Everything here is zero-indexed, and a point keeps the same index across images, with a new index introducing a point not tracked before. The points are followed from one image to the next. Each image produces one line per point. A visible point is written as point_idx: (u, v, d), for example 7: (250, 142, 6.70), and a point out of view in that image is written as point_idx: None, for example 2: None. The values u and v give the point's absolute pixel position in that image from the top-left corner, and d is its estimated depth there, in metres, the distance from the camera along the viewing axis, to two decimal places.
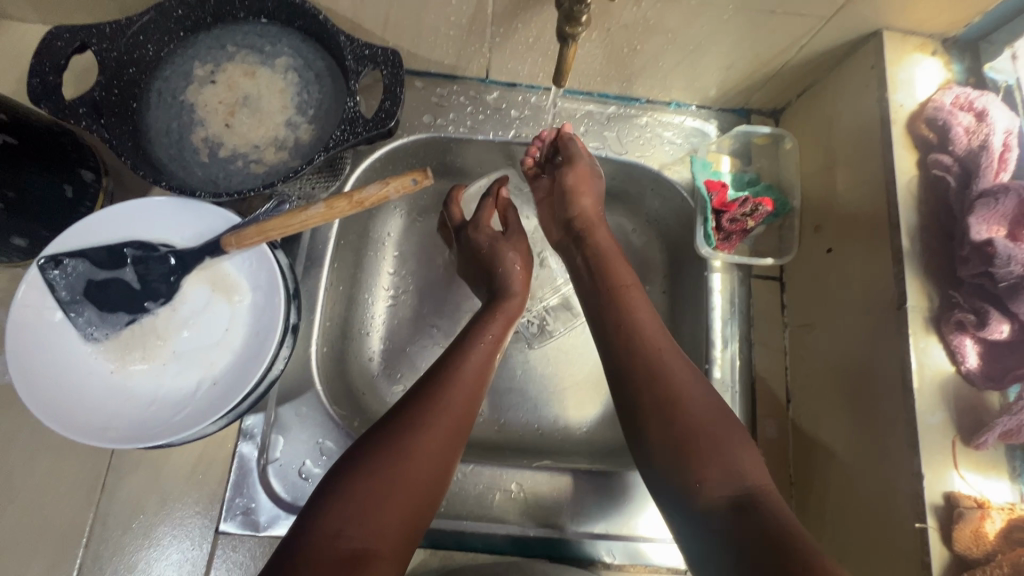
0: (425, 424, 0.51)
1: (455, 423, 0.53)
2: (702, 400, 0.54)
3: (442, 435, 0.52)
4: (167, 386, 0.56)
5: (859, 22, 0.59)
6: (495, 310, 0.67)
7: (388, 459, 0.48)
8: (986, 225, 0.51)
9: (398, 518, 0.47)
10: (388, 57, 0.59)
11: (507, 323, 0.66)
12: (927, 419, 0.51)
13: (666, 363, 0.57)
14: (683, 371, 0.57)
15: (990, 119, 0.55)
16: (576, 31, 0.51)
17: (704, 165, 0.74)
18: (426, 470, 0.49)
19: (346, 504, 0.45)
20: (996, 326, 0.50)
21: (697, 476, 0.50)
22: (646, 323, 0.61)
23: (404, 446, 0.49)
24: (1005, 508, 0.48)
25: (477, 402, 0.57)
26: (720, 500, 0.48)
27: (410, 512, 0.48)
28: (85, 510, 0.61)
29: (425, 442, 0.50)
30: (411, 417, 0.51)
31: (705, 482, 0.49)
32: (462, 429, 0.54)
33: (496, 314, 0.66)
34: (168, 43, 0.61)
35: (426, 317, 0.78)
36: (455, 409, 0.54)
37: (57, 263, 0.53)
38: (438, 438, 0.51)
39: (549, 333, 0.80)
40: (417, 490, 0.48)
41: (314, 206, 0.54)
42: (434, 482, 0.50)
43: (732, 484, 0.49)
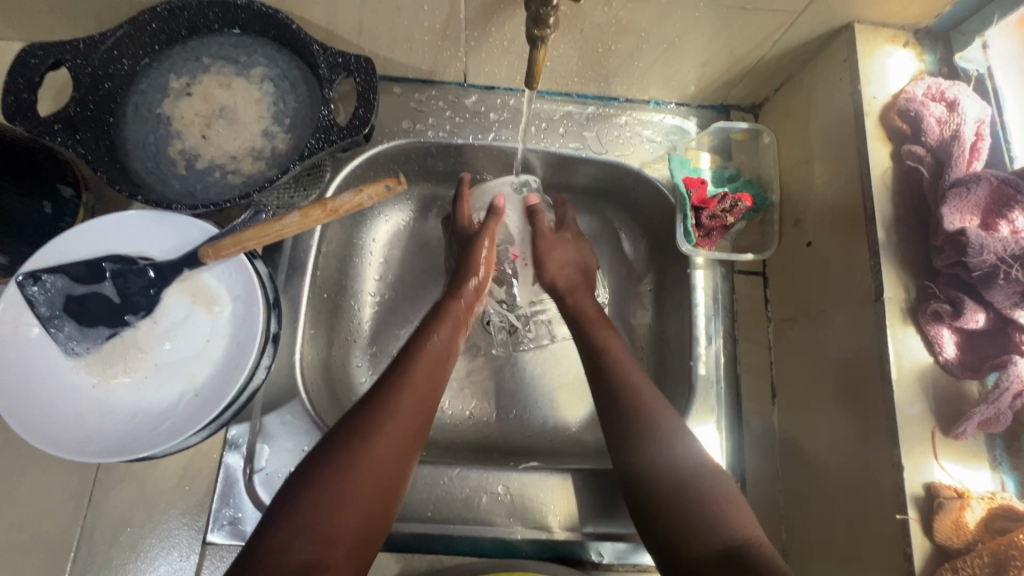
0: (372, 431, 0.51)
1: (405, 429, 0.53)
2: (692, 463, 0.54)
3: (391, 440, 0.52)
4: (149, 398, 0.57)
5: (829, 16, 0.59)
6: (442, 316, 0.66)
7: (336, 468, 0.49)
8: (959, 216, 0.52)
9: (351, 525, 0.47)
10: (361, 65, 0.60)
11: (456, 327, 0.66)
12: (906, 409, 0.51)
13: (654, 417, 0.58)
14: (678, 432, 0.56)
15: (961, 109, 0.55)
16: (545, 33, 0.51)
17: (682, 162, 0.74)
18: (376, 476, 0.50)
19: (296, 518, 0.46)
20: (971, 315, 0.50)
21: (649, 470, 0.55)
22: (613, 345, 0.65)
23: (352, 453, 0.50)
24: (985, 497, 0.48)
25: (430, 407, 0.57)
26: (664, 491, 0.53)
27: (363, 519, 0.48)
28: (73, 525, 0.61)
29: (372, 448, 0.50)
30: (359, 425, 0.52)
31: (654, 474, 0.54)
32: (413, 437, 0.54)
33: (445, 318, 0.66)
34: (143, 57, 0.61)
35: (411, 320, 0.78)
36: (403, 414, 0.54)
37: (36, 279, 0.53)
38: (386, 444, 0.51)
39: (538, 340, 0.79)
40: (367, 496, 0.49)
41: (288, 215, 0.55)
42: (386, 485, 0.50)
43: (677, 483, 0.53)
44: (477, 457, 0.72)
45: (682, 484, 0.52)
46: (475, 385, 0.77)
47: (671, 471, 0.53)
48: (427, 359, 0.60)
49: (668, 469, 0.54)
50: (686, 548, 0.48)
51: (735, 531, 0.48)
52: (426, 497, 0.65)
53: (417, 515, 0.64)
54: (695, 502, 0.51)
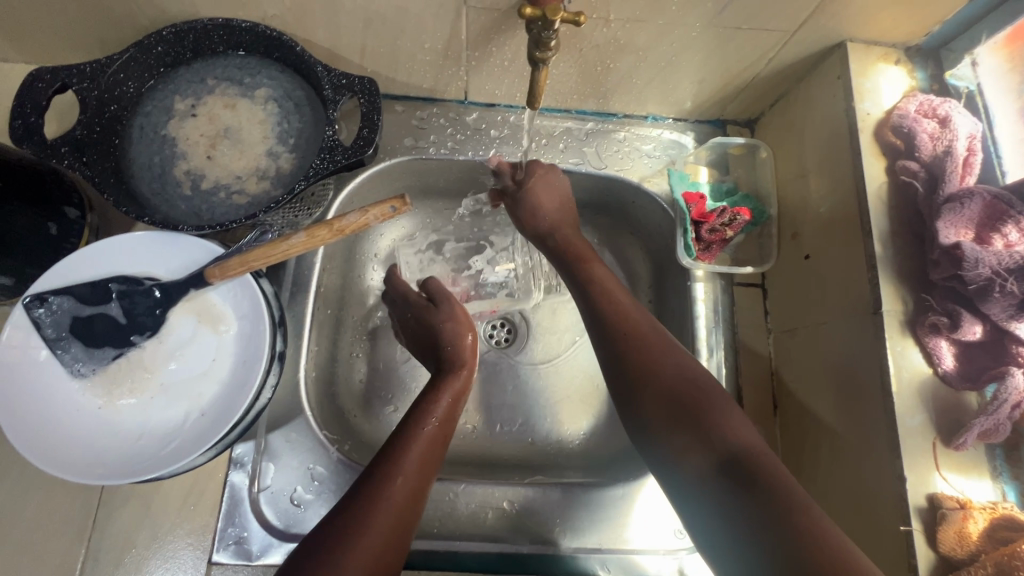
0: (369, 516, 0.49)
1: (397, 520, 0.50)
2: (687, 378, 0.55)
3: (383, 537, 0.48)
4: (155, 419, 0.57)
5: (823, 34, 0.60)
6: (437, 387, 0.64)
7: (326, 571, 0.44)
8: (954, 229, 0.53)
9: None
10: (366, 86, 0.61)
11: (456, 397, 0.64)
12: (908, 421, 0.52)
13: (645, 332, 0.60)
14: (669, 352, 0.58)
15: (954, 125, 0.57)
16: (547, 56, 0.53)
17: (682, 177, 0.76)
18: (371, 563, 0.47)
19: None
20: (968, 327, 0.51)
21: (682, 444, 0.52)
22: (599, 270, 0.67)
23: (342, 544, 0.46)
24: (987, 507, 0.49)
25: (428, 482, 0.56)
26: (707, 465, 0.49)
27: None
28: (76, 548, 0.61)
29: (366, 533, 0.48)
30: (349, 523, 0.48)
31: (689, 451, 0.51)
32: (403, 531, 0.51)
33: (441, 391, 0.63)
34: (148, 79, 0.62)
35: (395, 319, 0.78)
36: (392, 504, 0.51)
37: (42, 301, 0.54)
38: (380, 533, 0.48)
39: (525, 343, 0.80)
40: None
41: (295, 235, 0.55)
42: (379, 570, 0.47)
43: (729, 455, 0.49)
44: (481, 472, 0.72)
45: (695, 399, 0.53)
46: (484, 387, 0.77)
47: (676, 384, 0.55)
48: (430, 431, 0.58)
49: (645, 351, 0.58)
50: (688, 462, 0.51)
51: (733, 440, 0.50)
52: (432, 513, 0.65)
53: (422, 533, 0.64)
54: (699, 413, 0.52)
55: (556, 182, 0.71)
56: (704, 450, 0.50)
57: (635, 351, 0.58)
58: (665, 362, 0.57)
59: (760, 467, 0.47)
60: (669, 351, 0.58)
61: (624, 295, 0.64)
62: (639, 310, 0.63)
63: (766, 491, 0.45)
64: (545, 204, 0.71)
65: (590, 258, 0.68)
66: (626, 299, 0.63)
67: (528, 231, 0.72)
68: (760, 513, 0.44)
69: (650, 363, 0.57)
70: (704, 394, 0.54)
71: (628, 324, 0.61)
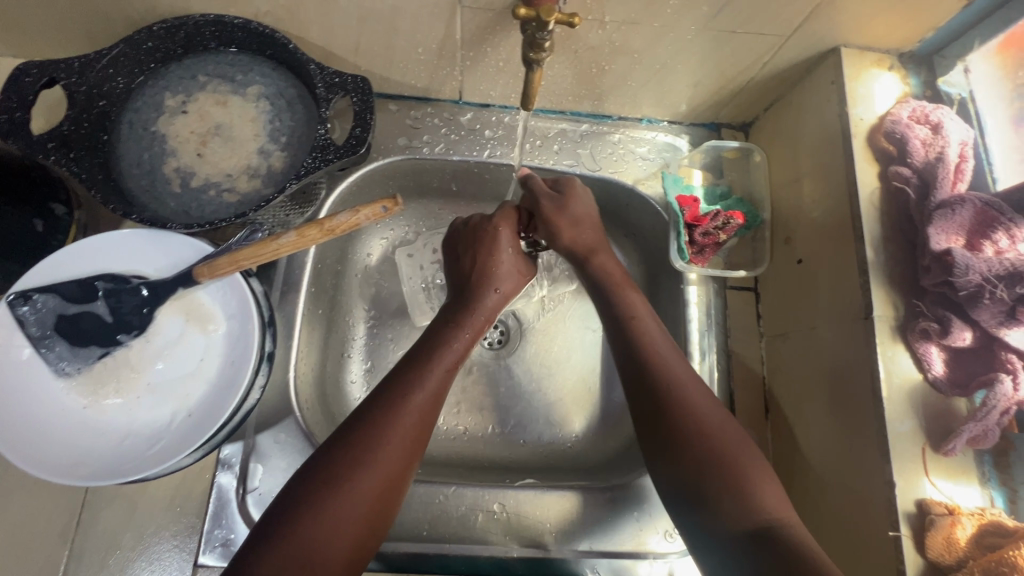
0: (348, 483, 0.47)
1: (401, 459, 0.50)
2: (718, 430, 0.52)
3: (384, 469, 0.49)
4: (141, 419, 0.56)
5: (818, 39, 0.60)
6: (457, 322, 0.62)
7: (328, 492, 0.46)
8: (944, 236, 0.53)
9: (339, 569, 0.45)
10: (359, 85, 0.60)
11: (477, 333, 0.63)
12: (897, 427, 0.52)
13: (671, 366, 0.56)
14: (697, 397, 0.54)
15: (945, 132, 0.57)
16: (541, 56, 0.52)
17: (675, 180, 0.74)
18: (353, 530, 0.46)
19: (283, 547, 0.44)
20: (958, 333, 0.51)
21: (716, 505, 0.49)
22: (626, 289, 0.63)
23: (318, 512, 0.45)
24: (975, 513, 0.49)
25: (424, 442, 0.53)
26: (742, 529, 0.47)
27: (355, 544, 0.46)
28: (60, 549, 0.60)
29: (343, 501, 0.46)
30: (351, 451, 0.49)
31: (724, 512, 0.49)
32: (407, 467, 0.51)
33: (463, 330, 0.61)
34: (138, 75, 0.61)
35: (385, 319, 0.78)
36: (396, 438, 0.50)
37: (26, 299, 0.53)
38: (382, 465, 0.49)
39: (518, 346, 0.79)
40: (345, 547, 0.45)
41: (285, 234, 0.54)
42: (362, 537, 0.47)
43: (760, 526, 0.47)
44: (472, 474, 0.71)
45: (736, 462, 0.50)
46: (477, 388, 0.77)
47: (711, 439, 0.52)
48: (425, 393, 0.54)
49: (673, 398, 0.54)
50: (719, 522, 0.49)
51: (767, 508, 0.48)
52: (422, 515, 0.64)
53: (412, 535, 0.64)
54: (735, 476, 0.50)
55: (586, 204, 0.67)
56: (745, 515, 0.48)
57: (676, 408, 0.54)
58: (707, 420, 0.53)
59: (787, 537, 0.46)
60: (710, 408, 0.54)
61: (669, 349, 0.58)
62: (684, 366, 0.57)
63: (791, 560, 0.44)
64: (581, 225, 0.66)
65: (624, 285, 0.64)
66: (649, 327, 0.60)
67: (563, 246, 0.67)
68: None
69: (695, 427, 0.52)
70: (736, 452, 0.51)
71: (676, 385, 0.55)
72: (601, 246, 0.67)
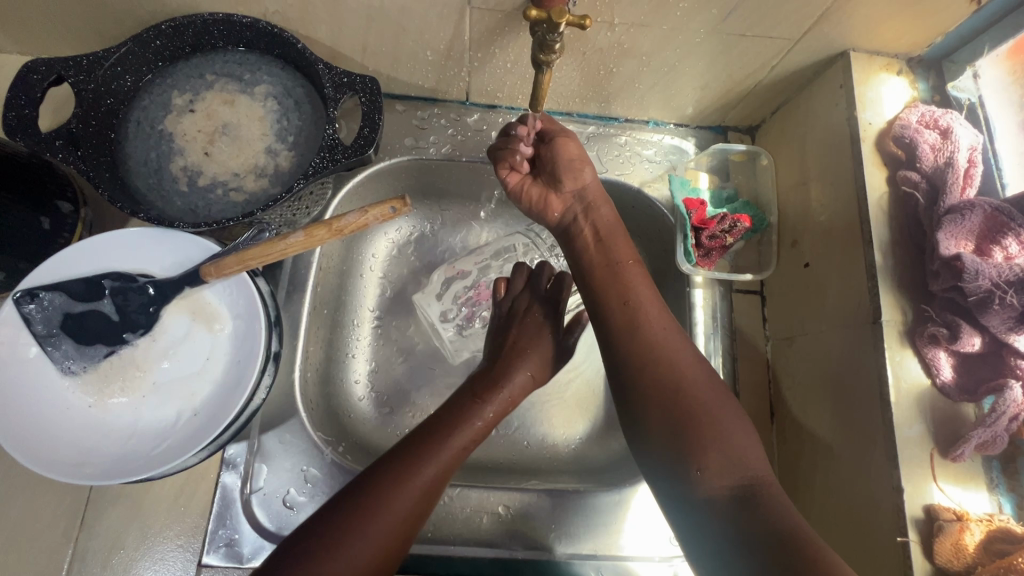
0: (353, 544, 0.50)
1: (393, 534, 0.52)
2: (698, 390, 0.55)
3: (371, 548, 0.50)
4: (146, 419, 0.56)
5: (827, 43, 0.60)
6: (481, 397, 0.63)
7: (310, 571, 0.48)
8: (954, 241, 0.53)
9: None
10: (367, 85, 0.60)
11: (507, 405, 0.64)
12: (906, 432, 0.52)
13: (649, 323, 0.59)
14: (675, 351, 0.58)
15: (955, 136, 0.57)
16: (551, 58, 0.53)
17: (682, 183, 0.74)
18: None
19: None
20: (968, 339, 0.51)
21: (698, 464, 0.52)
22: (621, 244, 0.64)
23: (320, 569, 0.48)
24: (983, 519, 0.49)
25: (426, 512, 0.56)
26: (722, 488, 0.50)
27: None
28: (63, 548, 0.60)
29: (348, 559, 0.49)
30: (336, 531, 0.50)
31: (706, 469, 0.51)
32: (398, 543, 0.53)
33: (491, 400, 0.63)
34: (146, 73, 0.61)
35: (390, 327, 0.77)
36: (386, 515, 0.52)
37: (33, 297, 0.53)
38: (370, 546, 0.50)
39: None
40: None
41: (293, 234, 0.54)
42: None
43: (738, 485, 0.50)
44: (475, 475, 0.71)
45: (711, 421, 0.53)
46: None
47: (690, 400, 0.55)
48: (437, 462, 0.57)
49: (655, 358, 0.57)
50: (699, 483, 0.51)
51: (749, 466, 0.51)
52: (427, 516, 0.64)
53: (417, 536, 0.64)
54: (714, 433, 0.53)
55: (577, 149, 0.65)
56: (726, 475, 0.50)
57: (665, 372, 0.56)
58: (690, 379, 0.56)
59: (767, 501, 0.48)
60: (692, 367, 0.57)
61: (656, 308, 0.60)
62: (672, 332, 0.59)
63: (770, 527, 0.46)
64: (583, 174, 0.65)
65: (628, 264, 0.63)
66: (642, 288, 0.61)
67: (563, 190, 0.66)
68: (757, 533, 0.46)
69: (680, 386, 0.56)
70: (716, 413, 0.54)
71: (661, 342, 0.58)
72: (601, 197, 0.66)
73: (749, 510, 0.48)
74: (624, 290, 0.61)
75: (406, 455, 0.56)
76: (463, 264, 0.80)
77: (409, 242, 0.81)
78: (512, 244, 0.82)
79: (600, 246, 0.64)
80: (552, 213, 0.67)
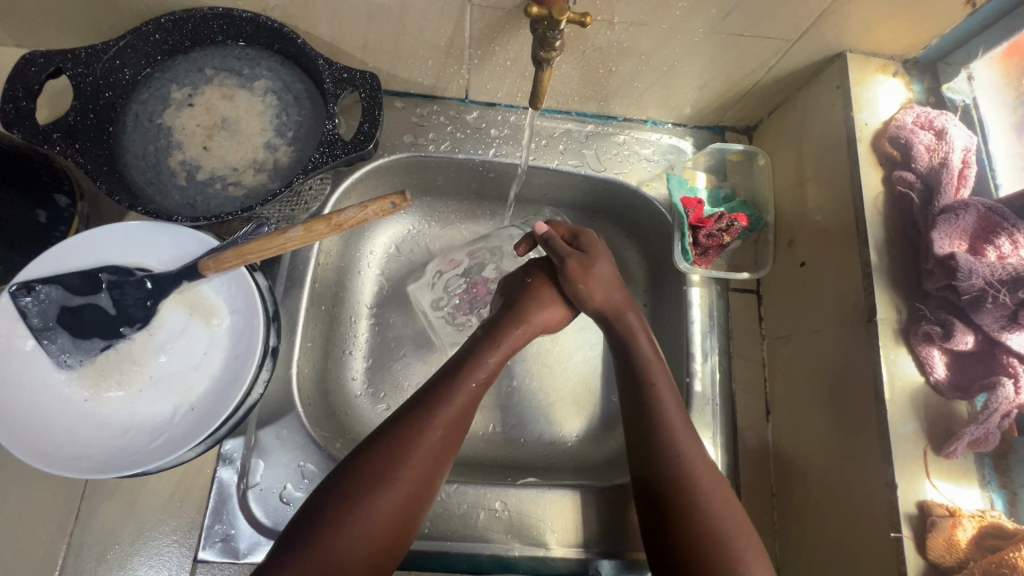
0: (372, 499, 0.48)
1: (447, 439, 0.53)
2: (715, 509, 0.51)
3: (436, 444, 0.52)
4: (143, 413, 0.55)
5: (823, 44, 0.61)
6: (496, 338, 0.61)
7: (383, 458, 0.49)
8: (948, 240, 0.53)
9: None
10: (367, 80, 0.60)
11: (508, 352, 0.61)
12: (899, 429, 0.53)
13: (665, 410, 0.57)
14: (685, 453, 0.54)
15: (949, 137, 0.58)
16: (551, 55, 0.53)
17: (680, 182, 0.74)
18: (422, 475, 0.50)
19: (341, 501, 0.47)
20: (960, 337, 0.52)
21: None
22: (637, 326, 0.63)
23: (388, 459, 0.49)
24: (976, 516, 0.50)
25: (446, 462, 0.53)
26: None
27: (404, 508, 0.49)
28: (58, 543, 0.60)
29: (364, 514, 0.47)
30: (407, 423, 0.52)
31: None
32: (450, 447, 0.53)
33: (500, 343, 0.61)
34: (144, 67, 0.61)
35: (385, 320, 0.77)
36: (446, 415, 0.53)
37: (29, 290, 0.52)
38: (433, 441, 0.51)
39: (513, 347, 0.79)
40: (371, 547, 0.47)
41: (292, 229, 0.54)
42: (380, 550, 0.47)
43: None
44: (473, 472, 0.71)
45: (732, 550, 0.49)
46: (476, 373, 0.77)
47: (708, 524, 0.50)
48: (466, 392, 0.56)
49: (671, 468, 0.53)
50: None
51: None
52: None
53: (414, 532, 0.64)
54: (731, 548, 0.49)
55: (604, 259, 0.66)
56: None
57: (676, 484, 0.53)
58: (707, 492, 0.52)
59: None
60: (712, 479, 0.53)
61: (672, 398, 0.58)
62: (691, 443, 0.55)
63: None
64: (602, 283, 0.65)
65: (658, 379, 0.59)
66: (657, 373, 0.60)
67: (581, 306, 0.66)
68: None
69: (701, 500, 0.51)
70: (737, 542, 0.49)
71: (680, 456, 0.54)
72: (629, 308, 0.65)
73: None
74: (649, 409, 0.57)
75: (425, 401, 0.54)
76: (455, 254, 0.80)
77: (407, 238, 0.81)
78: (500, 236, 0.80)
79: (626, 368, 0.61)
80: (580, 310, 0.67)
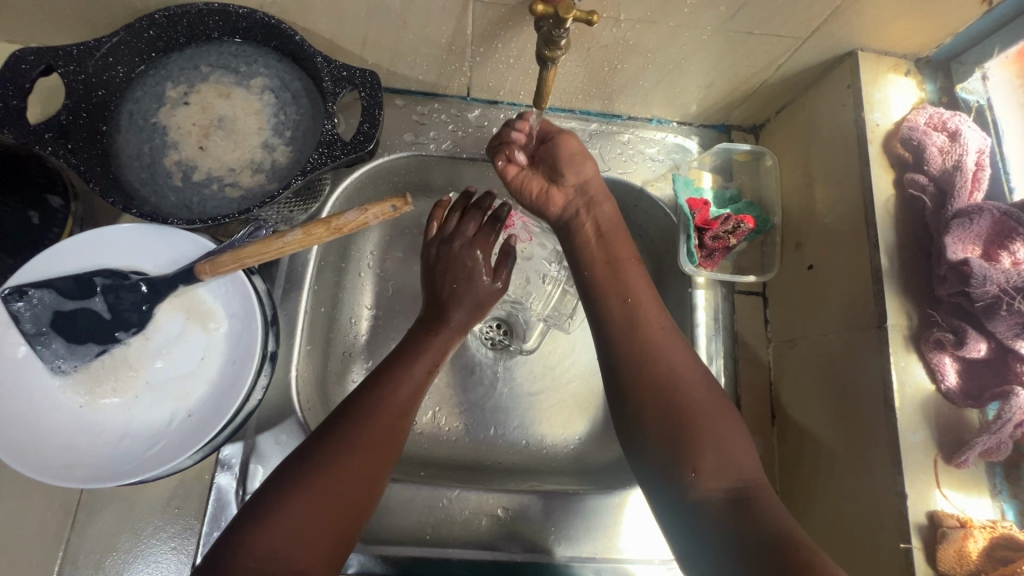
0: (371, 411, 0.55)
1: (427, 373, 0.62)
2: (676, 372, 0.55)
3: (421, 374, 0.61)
4: (139, 419, 0.54)
5: (834, 42, 0.59)
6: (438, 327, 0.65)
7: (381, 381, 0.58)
8: (961, 245, 0.52)
9: (322, 552, 0.48)
10: (366, 79, 0.59)
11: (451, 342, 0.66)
12: (909, 437, 0.52)
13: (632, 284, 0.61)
14: (646, 316, 0.59)
15: (964, 139, 0.56)
16: (556, 54, 0.51)
17: (687, 182, 0.73)
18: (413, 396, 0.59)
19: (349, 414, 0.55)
20: (974, 344, 0.51)
21: (694, 467, 0.51)
22: (605, 211, 0.65)
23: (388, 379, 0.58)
24: (986, 526, 0.49)
25: (398, 440, 0.56)
26: (716, 490, 0.50)
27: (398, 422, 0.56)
28: (55, 550, 0.59)
29: (357, 443, 0.53)
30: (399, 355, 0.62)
31: (701, 472, 0.50)
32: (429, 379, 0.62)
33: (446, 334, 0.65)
34: (139, 64, 0.59)
35: (387, 319, 0.76)
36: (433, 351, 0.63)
37: (22, 294, 0.51)
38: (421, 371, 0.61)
39: (510, 349, 0.78)
40: (374, 451, 0.53)
41: (290, 232, 0.53)
42: (373, 474, 0.53)
43: (734, 487, 0.50)
44: (474, 476, 0.71)
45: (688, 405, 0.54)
46: (449, 387, 0.76)
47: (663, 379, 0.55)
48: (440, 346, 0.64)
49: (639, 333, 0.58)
50: (694, 481, 0.50)
51: (738, 471, 0.51)
52: (425, 519, 0.64)
53: (415, 538, 0.63)
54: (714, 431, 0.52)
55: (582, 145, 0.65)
56: (720, 477, 0.50)
57: (660, 373, 0.55)
58: (686, 382, 0.55)
59: (761, 502, 0.48)
60: (691, 366, 0.56)
61: (642, 278, 0.62)
62: (669, 343, 0.57)
63: (767, 527, 0.46)
64: (578, 155, 0.64)
65: (627, 262, 0.63)
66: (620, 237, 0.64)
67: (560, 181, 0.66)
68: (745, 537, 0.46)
69: (671, 386, 0.55)
70: (697, 404, 0.54)
71: (657, 345, 0.57)
72: (603, 195, 0.66)
73: (744, 514, 0.47)
74: (625, 288, 0.60)
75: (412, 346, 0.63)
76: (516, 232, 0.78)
77: (408, 238, 0.80)
78: (537, 272, 0.79)
79: (602, 241, 0.64)
80: (552, 208, 0.67)
